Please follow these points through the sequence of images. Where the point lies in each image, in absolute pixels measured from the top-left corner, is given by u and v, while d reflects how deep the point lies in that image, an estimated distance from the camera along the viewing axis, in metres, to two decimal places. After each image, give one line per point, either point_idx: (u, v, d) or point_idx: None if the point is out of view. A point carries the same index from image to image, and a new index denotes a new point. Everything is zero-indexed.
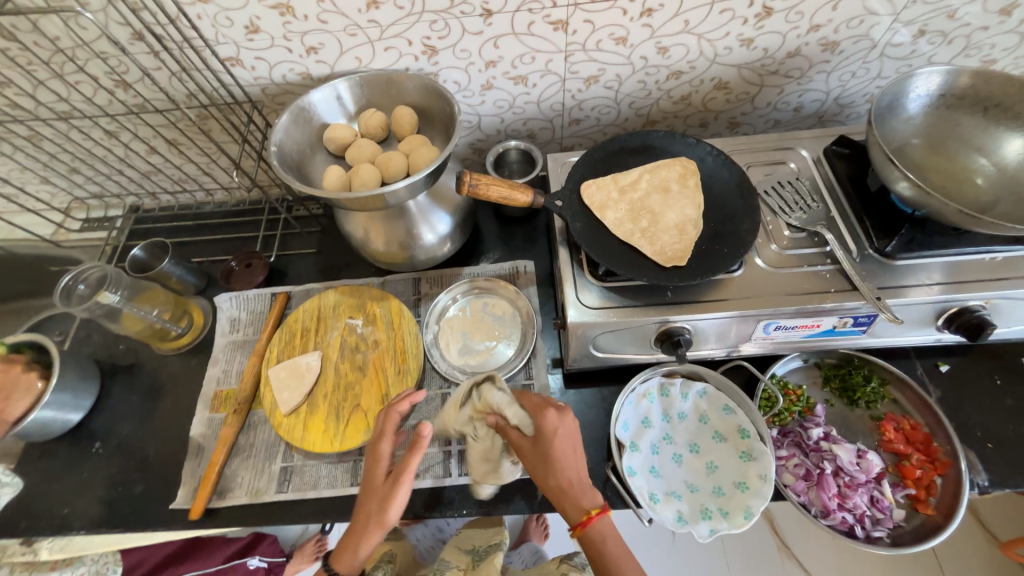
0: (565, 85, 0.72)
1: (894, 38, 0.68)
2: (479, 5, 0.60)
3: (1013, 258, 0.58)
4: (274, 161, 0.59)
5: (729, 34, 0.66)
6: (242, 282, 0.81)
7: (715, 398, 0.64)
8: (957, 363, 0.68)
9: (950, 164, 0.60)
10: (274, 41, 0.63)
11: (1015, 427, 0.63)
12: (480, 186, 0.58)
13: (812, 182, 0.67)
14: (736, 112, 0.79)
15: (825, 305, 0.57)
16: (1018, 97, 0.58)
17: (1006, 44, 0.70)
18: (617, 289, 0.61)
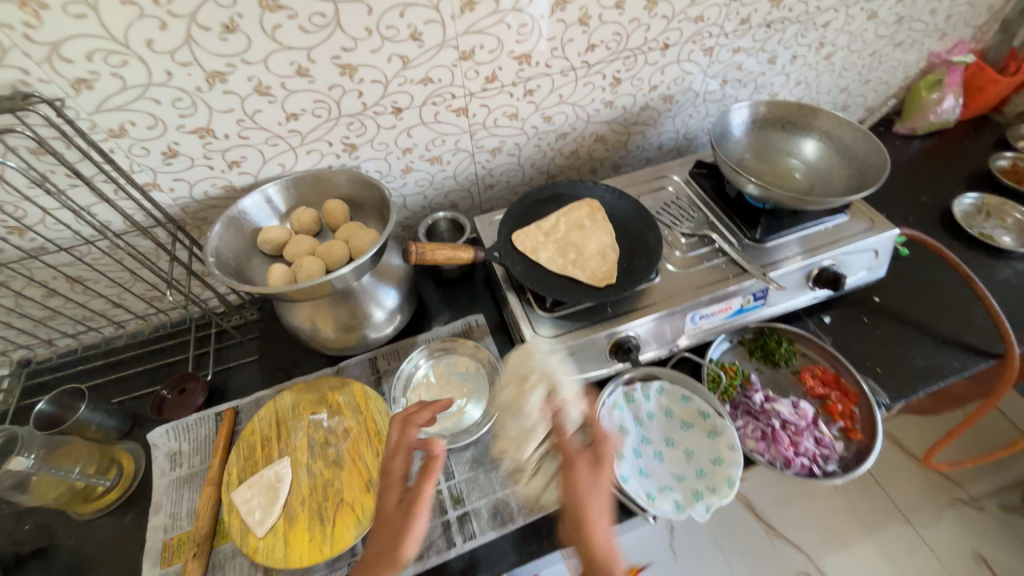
0: (474, 158, 0.83)
1: (709, 87, 0.90)
2: (390, 105, 0.69)
3: (839, 224, 0.77)
4: (213, 270, 0.58)
5: (595, 100, 0.82)
6: (179, 408, 0.75)
7: (673, 391, 0.71)
8: (835, 313, 0.85)
9: (775, 167, 0.79)
10: (194, 161, 0.65)
11: (890, 350, 0.80)
12: (426, 253, 0.64)
13: (688, 198, 0.84)
14: (616, 157, 0.96)
15: (729, 289, 0.70)
16: (800, 115, 0.81)
17: (781, 81, 0.96)
18: (565, 317, 0.69)
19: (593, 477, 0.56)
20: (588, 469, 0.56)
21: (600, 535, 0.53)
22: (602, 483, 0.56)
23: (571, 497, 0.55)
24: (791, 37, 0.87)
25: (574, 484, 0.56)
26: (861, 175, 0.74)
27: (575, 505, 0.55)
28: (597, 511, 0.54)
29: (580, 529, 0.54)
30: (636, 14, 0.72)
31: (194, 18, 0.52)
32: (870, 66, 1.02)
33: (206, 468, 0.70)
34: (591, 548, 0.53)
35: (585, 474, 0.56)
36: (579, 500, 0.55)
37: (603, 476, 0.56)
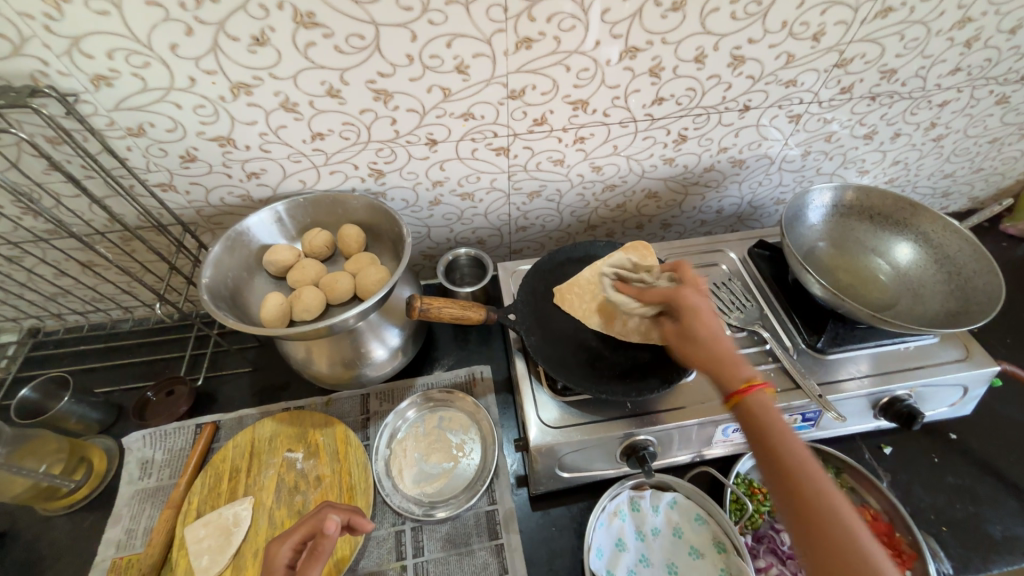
0: (509, 199, 0.76)
1: (788, 155, 0.79)
2: (424, 135, 0.63)
3: (923, 346, 0.64)
4: (206, 299, 0.55)
5: (653, 155, 0.73)
6: (161, 415, 0.71)
7: (686, 508, 0.61)
8: (900, 443, 0.71)
9: (854, 264, 0.68)
10: (213, 168, 0.61)
11: (962, 506, 0.66)
12: (431, 308, 0.58)
13: (742, 281, 0.73)
14: (667, 216, 0.86)
15: (776, 405, 0.59)
16: (895, 208, 0.68)
17: (874, 159, 0.83)
18: (575, 403, 0.61)
19: (717, 331, 0.50)
20: (709, 312, 0.51)
21: (783, 421, 0.43)
22: (720, 329, 0.50)
23: (756, 408, 0.44)
24: (898, 114, 0.75)
25: (729, 359, 0.48)
26: (963, 297, 0.61)
27: (763, 413, 0.44)
28: (793, 437, 0.42)
29: (769, 421, 0.43)
30: (717, 71, 0.62)
31: (223, 26, 0.48)
32: (986, 154, 0.87)
33: (172, 485, 0.66)
34: (824, 526, 0.37)
35: (710, 318, 0.50)
36: (772, 415, 0.44)
37: (724, 330, 0.50)
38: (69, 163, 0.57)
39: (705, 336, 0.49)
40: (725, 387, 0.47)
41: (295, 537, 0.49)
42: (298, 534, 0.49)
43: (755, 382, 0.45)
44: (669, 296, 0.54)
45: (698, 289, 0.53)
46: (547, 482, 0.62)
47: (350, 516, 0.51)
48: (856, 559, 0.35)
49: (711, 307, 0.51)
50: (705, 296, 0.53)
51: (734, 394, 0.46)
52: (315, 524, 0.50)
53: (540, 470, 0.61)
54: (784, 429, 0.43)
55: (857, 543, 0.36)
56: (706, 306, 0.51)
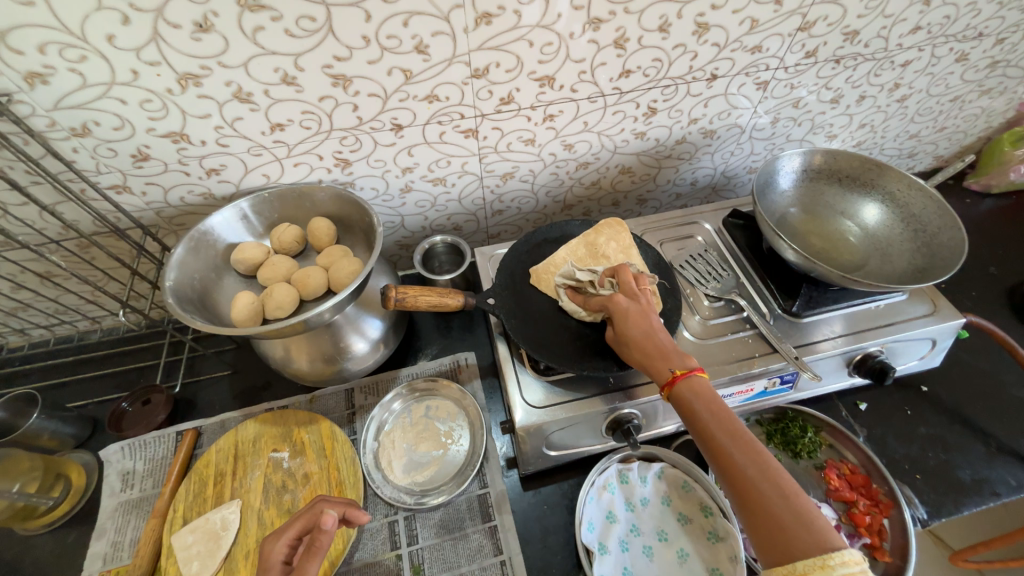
0: (482, 183, 0.74)
1: (757, 123, 0.79)
2: (389, 121, 0.61)
3: (893, 303, 0.66)
4: (172, 302, 0.53)
5: (624, 129, 0.73)
6: (139, 425, 0.69)
7: (674, 476, 0.63)
8: (875, 399, 0.74)
9: (825, 228, 0.69)
10: (168, 166, 0.58)
11: (934, 454, 0.69)
12: (407, 298, 0.57)
13: (718, 251, 0.74)
14: (642, 191, 0.86)
15: (754, 370, 0.60)
16: (862, 170, 0.69)
17: (842, 122, 0.84)
18: (559, 382, 0.61)
19: (647, 328, 0.52)
20: (637, 315, 0.53)
21: (715, 403, 0.46)
22: (651, 326, 0.52)
23: (688, 394, 0.46)
24: (863, 76, 0.75)
25: (659, 352, 0.50)
26: (928, 253, 0.63)
27: (695, 398, 0.46)
28: (726, 418, 0.44)
29: (701, 405, 0.46)
30: (683, 40, 0.62)
31: (161, 13, 0.45)
32: (949, 112, 0.88)
33: (156, 495, 0.64)
34: (758, 496, 0.39)
35: (638, 321, 0.53)
36: (704, 397, 0.46)
37: (655, 327, 0.52)
38: (12, 168, 0.54)
39: (634, 340, 0.52)
40: (658, 379, 0.49)
41: (289, 532, 0.48)
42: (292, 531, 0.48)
43: (684, 370, 0.48)
44: (606, 305, 0.56)
45: (630, 292, 0.55)
46: (537, 461, 0.63)
47: (344, 511, 0.51)
48: (791, 522, 0.38)
49: (642, 308, 0.54)
50: (639, 297, 0.55)
51: (666, 384, 0.48)
52: (308, 518, 0.49)
53: (528, 451, 0.61)
54: (717, 411, 0.45)
55: (789, 506, 0.38)
56: (635, 311, 0.53)
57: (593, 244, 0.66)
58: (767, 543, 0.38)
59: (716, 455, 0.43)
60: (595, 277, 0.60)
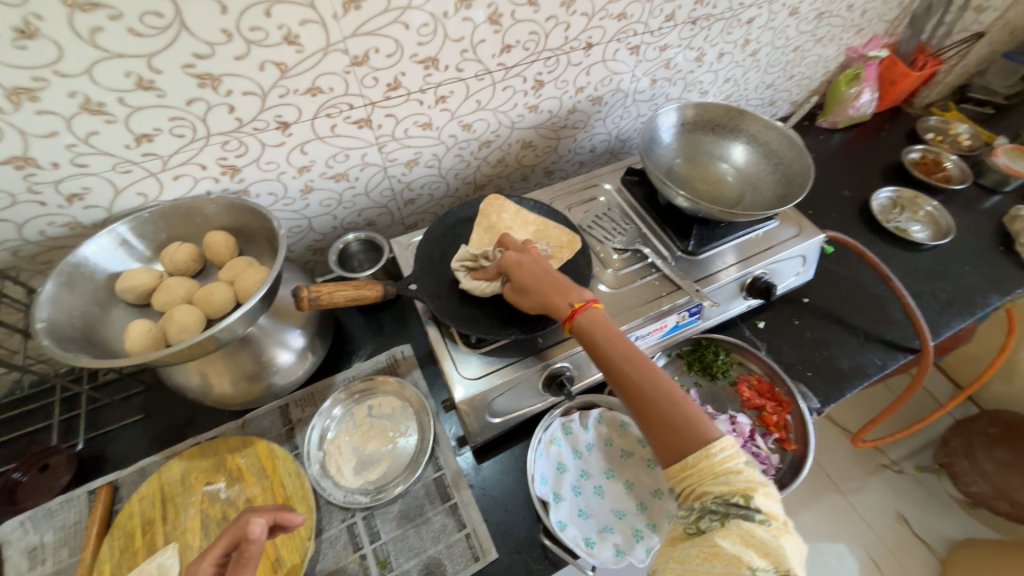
0: (387, 173, 0.74)
1: (638, 87, 0.85)
2: (272, 119, 0.58)
3: (769, 230, 0.76)
4: (49, 343, 0.48)
5: (517, 104, 0.75)
6: (39, 493, 0.62)
7: (612, 418, 0.67)
8: (770, 317, 0.84)
9: (706, 172, 0.77)
10: (16, 198, 0.52)
11: (820, 353, 0.80)
12: (322, 295, 0.55)
13: (621, 208, 0.79)
14: (547, 162, 0.90)
15: (664, 307, 0.67)
16: (728, 117, 0.78)
17: (710, 79, 0.93)
18: (492, 352, 0.63)
19: (540, 273, 0.57)
20: (530, 265, 0.58)
21: (609, 329, 0.53)
22: (543, 270, 0.58)
23: (588, 324, 0.53)
24: (718, 34, 0.84)
25: (558, 291, 0.56)
26: (788, 182, 0.73)
27: (593, 326, 0.53)
28: (620, 340, 0.52)
29: (600, 332, 0.52)
30: (553, 12, 0.65)
31: None
32: (793, 61, 1.02)
33: (75, 563, 0.58)
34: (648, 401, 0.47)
35: (530, 269, 0.58)
36: (600, 327, 0.53)
37: (545, 270, 0.58)
38: None
39: (530, 284, 0.57)
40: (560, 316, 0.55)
41: (214, 554, 0.45)
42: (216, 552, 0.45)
43: (581, 303, 0.54)
44: (500, 262, 0.60)
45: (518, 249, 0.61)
46: (485, 432, 0.64)
47: (277, 515, 0.49)
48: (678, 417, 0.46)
49: (532, 258, 0.59)
50: (528, 250, 0.60)
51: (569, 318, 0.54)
52: (235, 532, 0.46)
53: (474, 423, 0.63)
54: (614, 335, 0.52)
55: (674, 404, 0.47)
56: (528, 261, 0.59)
57: (490, 226, 0.69)
58: (659, 437, 0.46)
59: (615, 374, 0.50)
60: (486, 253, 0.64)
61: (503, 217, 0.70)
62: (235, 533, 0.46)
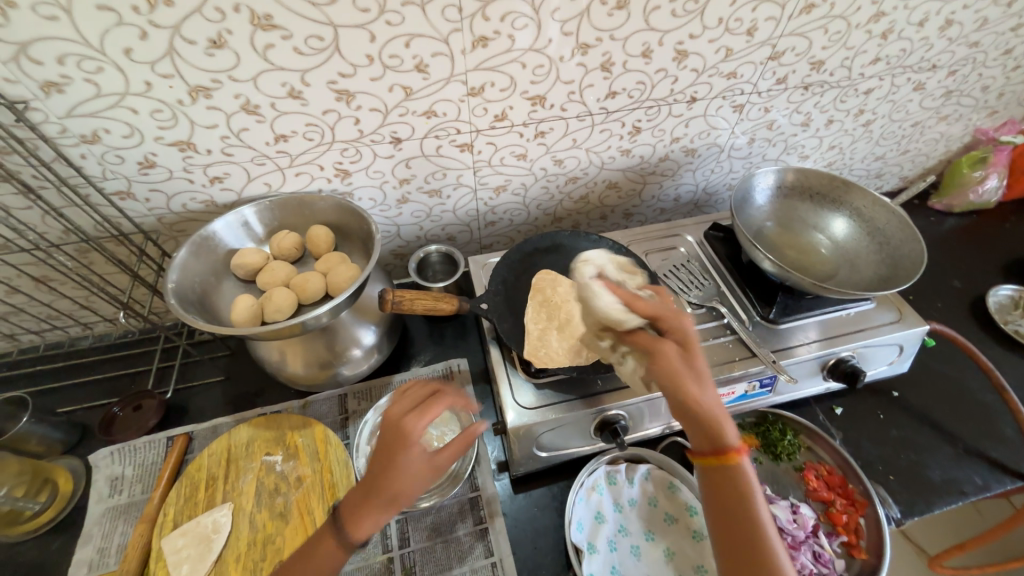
0: (476, 195, 0.78)
1: (735, 143, 0.84)
2: (389, 134, 0.64)
3: (862, 311, 0.70)
4: (173, 303, 0.55)
5: (611, 147, 0.77)
6: (129, 430, 0.69)
7: (660, 477, 0.65)
8: (849, 404, 0.77)
9: (798, 240, 0.73)
10: (173, 174, 0.61)
11: (906, 456, 0.72)
12: (404, 301, 0.60)
13: (700, 262, 0.77)
14: (628, 204, 0.90)
15: (734, 373, 0.64)
16: (831, 187, 0.75)
17: (813, 144, 0.90)
18: (549, 384, 0.63)
19: (691, 369, 0.47)
20: (675, 352, 0.48)
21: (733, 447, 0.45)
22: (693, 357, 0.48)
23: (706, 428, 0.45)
24: (830, 101, 0.81)
25: (693, 379, 0.47)
26: (892, 264, 0.67)
27: (716, 436, 0.45)
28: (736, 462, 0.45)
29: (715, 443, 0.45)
30: (664, 65, 0.67)
31: (178, 30, 0.48)
32: (910, 136, 0.95)
33: (146, 500, 0.64)
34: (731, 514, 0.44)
35: (676, 349, 0.49)
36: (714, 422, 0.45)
37: (696, 356, 0.48)
38: (20, 173, 0.56)
39: (671, 378, 0.47)
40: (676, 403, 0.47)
41: (429, 407, 0.49)
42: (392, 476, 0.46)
43: (710, 404, 0.46)
44: (645, 340, 0.51)
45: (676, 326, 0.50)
46: (528, 462, 0.64)
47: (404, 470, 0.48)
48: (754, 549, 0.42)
49: (690, 347, 0.49)
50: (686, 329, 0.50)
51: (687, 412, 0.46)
52: (447, 394, 0.51)
53: (519, 451, 0.62)
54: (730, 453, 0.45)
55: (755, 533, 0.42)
56: (682, 353, 0.48)
57: (545, 301, 0.65)
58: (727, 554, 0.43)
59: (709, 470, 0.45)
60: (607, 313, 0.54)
61: (558, 291, 0.65)
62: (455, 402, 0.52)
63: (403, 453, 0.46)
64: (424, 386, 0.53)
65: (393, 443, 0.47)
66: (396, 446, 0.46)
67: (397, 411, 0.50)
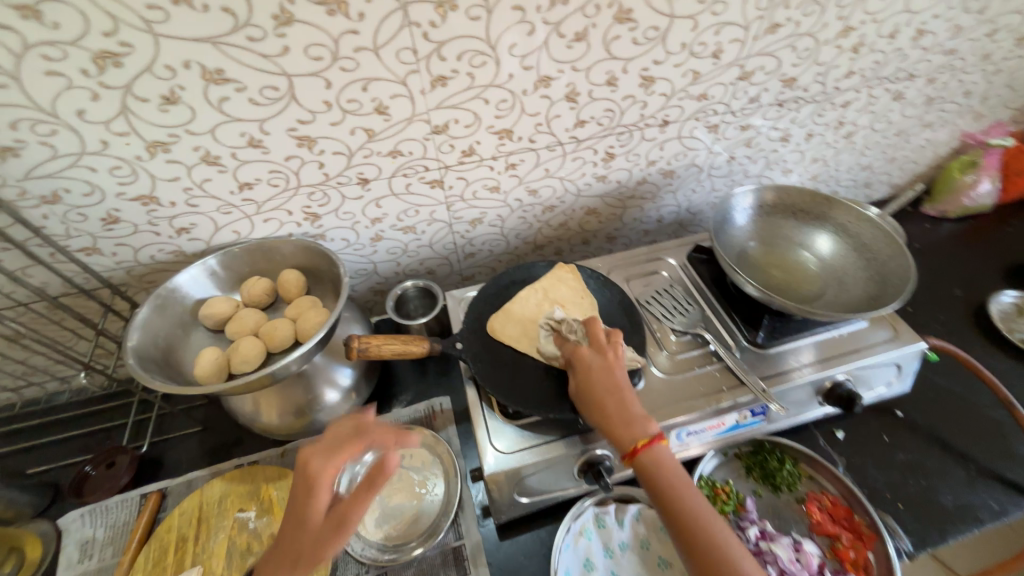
0: (452, 229, 0.77)
1: (714, 162, 0.83)
2: (355, 175, 0.63)
3: (855, 331, 0.67)
4: (133, 363, 0.54)
5: (586, 174, 0.76)
6: (101, 488, 0.67)
7: (651, 518, 0.61)
8: (853, 427, 0.73)
9: (783, 259, 0.71)
10: (138, 227, 0.60)
11: (916, 482, 0.68)
12: (370, 347, 0.57)
13: (684, 286, 0.75)
14: (610, 229, 0.89)
15: (723, 404, 0.60)
16: (813, 204, 0.73)
17: (795, 158, 0.88)
18: (528, 426, 0.60)
19: (612, 385, 0.52)
20: (601, 367, 0.54)
21: (672, 464, 0.48)
22: (614, 390, 0.52)
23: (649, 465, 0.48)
24: (807, 116, 0.80)
25: (622, 421, 0.50)
26: (881, 281, 0.65)
27: (658, 467, 0.48)
28: (677, 472, 0.48)
29: (664, 475, 0.47)
30: (631, 91, 0.66)
31: (130, 89, 0.48)
32: (895, 145, 0.94)
33: (116, 564, 0.61)
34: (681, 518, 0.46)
35: (603, 378, 0.53)
36: (665, 469, 0.48)
37: (620, 386, 0.52)
38: None
39: (601, 403, 0.52)
40: (620, 447, 0.50)
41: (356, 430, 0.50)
42: (350, 453, 0.47)
43: (646, 441, 0.48)
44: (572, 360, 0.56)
45: (597, 349, 0.56)
46: (511, 507, 0.61)
47: (402, 437, 0.52)
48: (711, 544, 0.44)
49: (607, 363, 0.54)
50: (605, 354, 0.55)
51: (628, 455, 0.49)
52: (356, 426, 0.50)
53: (501, 496, 0.59)
54: (678, 474, 0.48)
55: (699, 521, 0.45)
56: (599, 366, 0.54)
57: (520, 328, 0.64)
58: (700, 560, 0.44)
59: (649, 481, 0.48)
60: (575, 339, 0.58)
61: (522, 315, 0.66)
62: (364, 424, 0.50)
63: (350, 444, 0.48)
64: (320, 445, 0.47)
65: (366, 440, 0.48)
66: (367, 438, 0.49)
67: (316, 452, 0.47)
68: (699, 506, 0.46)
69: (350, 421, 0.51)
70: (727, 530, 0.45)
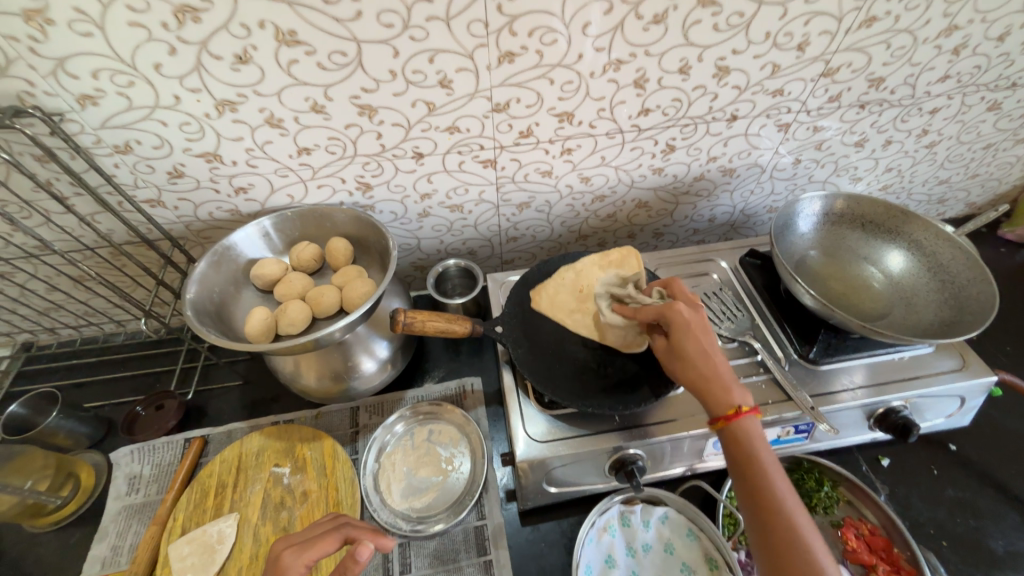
0: (499, 211, 0.76)
1: (779, 163, 0.78)
2: (411, 149, 0.63)
3: (918, 356, 0.63)
4: (190, 315, 0.56)
5: (642, 165, 0.73)
6: (151, 429, 0.70)
7: (678, 522, 0.60)
8: (899, 456, 0.70)
9: (847, 273, 0.67)
10: (200, 183, 0.61)
11: (963, 521, 0.64)
12: (415, 322, 0.58)
13: (734, 291, 0.72)
14: (659, 224, 0.86)
15: (767, 418, 0.58)
16: (887, 217, 0.68)
17: (867, 166, 0.83)
18: (562, 417, 0.60)
19: (706, 345, 0.51)
20: (699, 330, 0.52)
21: (762, 442, 0.46)
22: (711, 348, 0.51)
23: (740, 434, 0.46)
24: (889, 121, 0.74)
25: (721, 383, 0.49)
26: (957, 306, 0.60)
27: (749, 442, 0.46)
28: (766, 448, 0.46)
29: (753, 448, 0.46)
30: (703, 82, 0.62)
31: (205, 46, 0.48)
32: (981, 160, 0.86)
33: (159, 500, 0.65)
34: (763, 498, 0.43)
35: (693, 338, 0.51)
36: (755, 442, 0.46)
37: (715, 347, 0.51)
38: (58, 181, 0.58)
39: (690, 355, 0.51)
40: (712, 410, 0.48)
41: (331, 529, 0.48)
42: (320, 551, 0.45)
43: (738, 411, 0.47)
44: (657, 315, 0.55)
45: (689, 303, 0.55)
46: (537, 495, 0.61)
47: (377, 537, 0.47)
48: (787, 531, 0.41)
49: (701, 320, 0.53)
50: (698, 309, 0.54)
51: (722, 419, 0.47)
52: (337, 524, 0.49)
53: (528, 483, 0.59)
54: (766, 453, 0.45)
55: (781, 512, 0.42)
56: (696, 324, 0.53)
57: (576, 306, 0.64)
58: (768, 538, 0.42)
59: (742, 458, 0.46)
60: (638, 291, 0.60)
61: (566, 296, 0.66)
62: (341, 522, 0.49)
63: (321, 541, 0.46)
64: (297, 541, 0.47)
65: (334, 538, 0.46)
66: (336, 544, 0.46)
67: (294, 541, 0.47)
68: (785, 491, 0.43)
69: (330, 521, 0.50)
70: (807, 516, 0.42)
